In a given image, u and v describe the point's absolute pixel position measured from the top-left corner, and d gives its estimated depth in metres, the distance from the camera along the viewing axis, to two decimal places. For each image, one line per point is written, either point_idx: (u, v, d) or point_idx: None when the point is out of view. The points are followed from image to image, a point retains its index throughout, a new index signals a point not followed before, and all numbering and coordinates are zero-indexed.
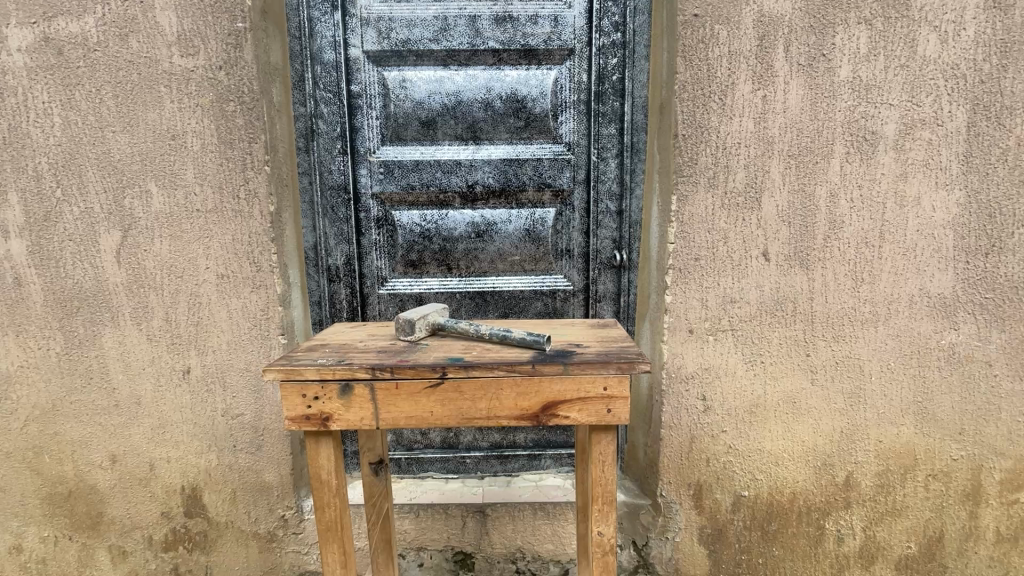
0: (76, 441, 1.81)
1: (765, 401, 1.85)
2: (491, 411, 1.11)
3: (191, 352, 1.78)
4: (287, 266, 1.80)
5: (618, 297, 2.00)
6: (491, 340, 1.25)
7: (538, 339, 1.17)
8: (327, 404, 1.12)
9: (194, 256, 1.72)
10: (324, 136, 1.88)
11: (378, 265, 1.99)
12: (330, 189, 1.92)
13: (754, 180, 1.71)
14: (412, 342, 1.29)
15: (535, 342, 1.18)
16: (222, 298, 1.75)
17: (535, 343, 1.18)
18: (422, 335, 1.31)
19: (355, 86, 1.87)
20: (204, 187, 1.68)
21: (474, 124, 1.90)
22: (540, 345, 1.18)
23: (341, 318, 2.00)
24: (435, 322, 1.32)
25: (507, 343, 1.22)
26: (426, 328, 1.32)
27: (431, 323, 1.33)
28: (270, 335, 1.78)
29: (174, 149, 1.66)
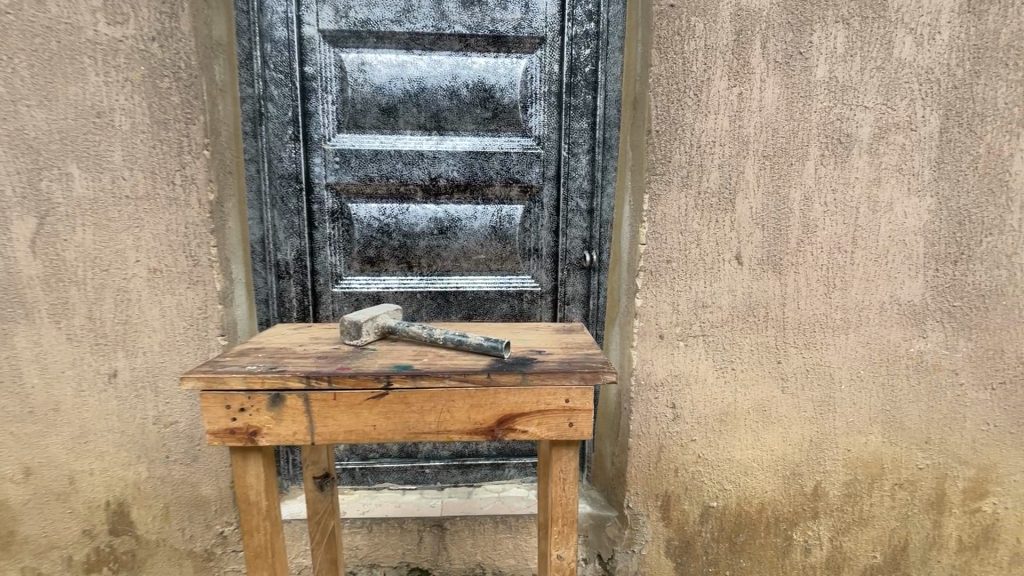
0: None
1: (736, 409, 1.78)
2: (442, 425, 1.00)
3: (117, 354, 1.61)
4: (229, 261, 1.65)
5: (587, 299, 1.91)
6: (446, 345, 1.14)
7: (496, 345, 1.07)
8: (255, 416, 0.99)
9: (122, 247, 1.55)
10: (274, 120, 1.73)
11: (332, 261, 1.85)
12: (279, 178, 1.76)
13: (728, 180, 1.64)
14: (359, 346, 1.17)
15: (493, 348, 1.07)
16: (154, 294, 1.59)
17: (493, 350, 1.08)
18: (371, 338, 1.19)
19: (310, 68, 1.73)
20: (134, 171, 1.52)
21: (438, 113, 1.78)
22: (498, 352, 1.07)
23: (291, 317, 1.85)
24: (386, 324, 1.21)
25: (462, 348, 1.11)
26: (376, 331, 1.20)
27: (380, 326, 1.21)
28: (209, 336, 1.63)
29: (99, 127, 1.49)
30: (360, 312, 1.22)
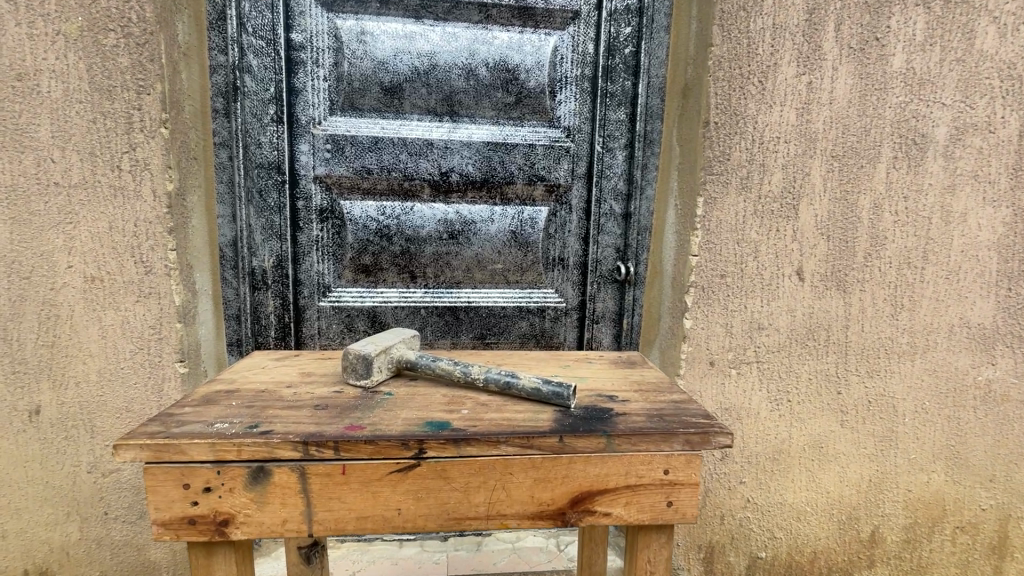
0: None
1: (789, 447, 1.55)
2: (494, 507, 0.72)
3: (43, 385, 1.26)
4: (191, 268, 1.31)
5: (620, 318, 1.67)
6: (487, 389, 0.86)
7: (560, 390, 0.80)
8: (226, 500, 0.68)
9: (50, 249, 1.20)
10: (252, 97, 1.40)
11: (320, 270, 1.54)
12: (256, 167, 1.44)
13: (792, 183, 1.42)
14: (368, 387, 0.88)
15: (554, 394, 0.80)
16: (92, 310, 1.24)
17: (555, 397, 0.80)
18: (385, 375, 0.91)
19: (297, 35, 1.42)
20: (67, 152, 1.17)
21: (451, 95, 1.50)
22: (562, 401, 0.80)
23: (268, 337, 1.53)
24: (404, 357, 0.92)
25: (510, 394, 0.84)
26: (390, 365, 0.92)
27: (395, 360, 0.92)
28: (162, 363, 1.29)
29: (19, 93, 1.14)
30: (368, 340, 0.93)
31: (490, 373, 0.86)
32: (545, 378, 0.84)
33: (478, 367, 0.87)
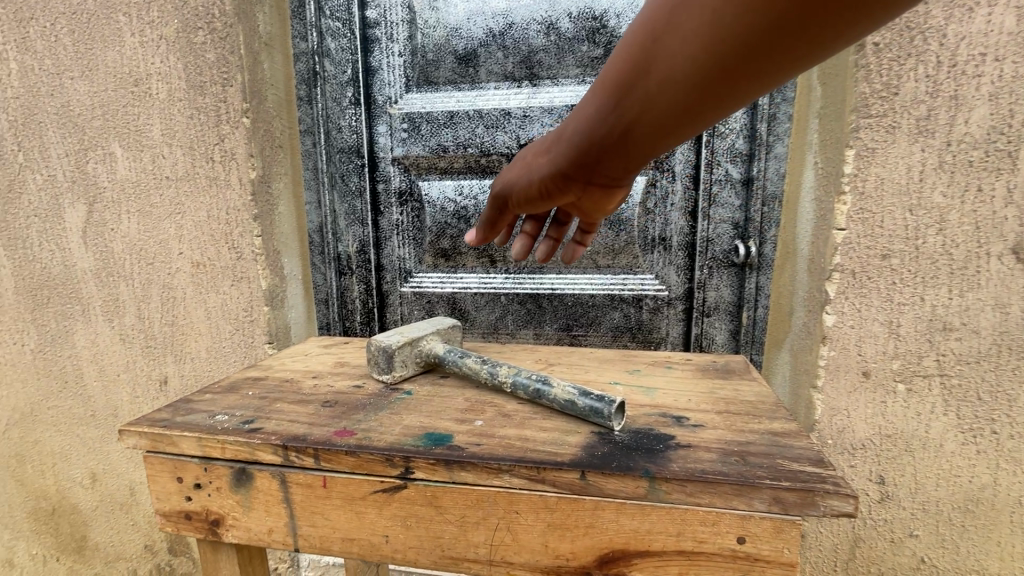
0: (56, 453, 1.54)
1: (994, 497, 1.05)
2: (498, 551, 0.56)
3: (167, 359, 1.41)
4: (278, 253, 1.36)
5: (740, 310, 1.34)
6: (517, 396, 0.70)
7: (598, 406, 0.61)
8: (216, 499, 0.64)
9: (165, 238, 1.33)
10: (332, 81, 1.42)
11: (400, 254, 1.50)
12: (339, 151, 1.45)
13: (1005, 120, 0.94)
14: (390, 383, 0.78)
15: (592, 411, 0.61)
16: (199, 293, 1.35)
17: (593, 414, 0.61)
18: (411, 370, 0.80)
19: (371, 12, 1.39)
20: (173, 148, 1.28)
21: (530, 56, 1.34)
22: (602, 420, 0.61)
23: (355, 322, 1.55)
24: (433, 352, 0.81)
25: (542, 405, 0.67)
26: (419, 360, 0.81)
27: (424, 356, 0.81)
28: (255, 344, 1.35)
29: (137, 97, 1.27)
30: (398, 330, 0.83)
31: (519, 378, 0.70)
32: (585, 389, 0.65)
33: (508, 370, 0.72)
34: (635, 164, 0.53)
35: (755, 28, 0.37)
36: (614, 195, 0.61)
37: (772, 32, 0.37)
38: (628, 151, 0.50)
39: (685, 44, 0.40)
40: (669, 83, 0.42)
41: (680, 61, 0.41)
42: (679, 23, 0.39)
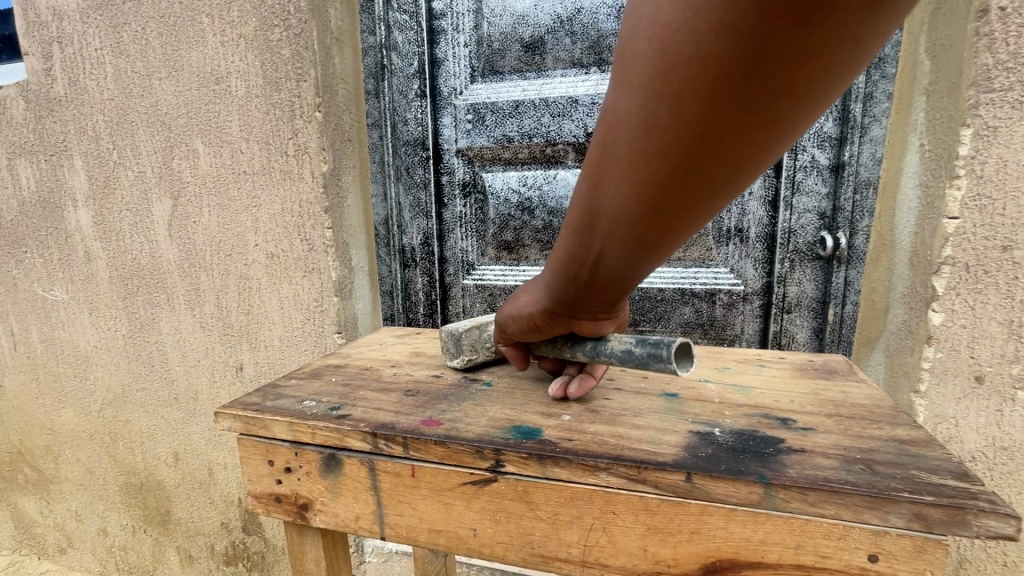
0: (144, 432, 1.65)
1: None
2: (592, 552, 0.53)
3: (243, 347, 1.48)
4: (348, 246, 1.38)
5: (825, 306, 1.25)
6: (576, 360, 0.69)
7: (656, 345, 0.58)
8: (305, 484, 0.64)
9: (243, 230, 1.39)
10: (399, 74, 1.43)
11: (463, 247, 1.50)
12: (404, 144, 1.47)
13: None
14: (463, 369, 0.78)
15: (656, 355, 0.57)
16: (273, 283, 1.40)
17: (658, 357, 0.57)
18: (484, 356, 0.79)
19: (438, 3, 1.38)
20: (250, 143, 1.33)
21: (599, 41, 1.29)
22: (660, 361, 0.57)
23: (418, 314, 1.57)
24: None
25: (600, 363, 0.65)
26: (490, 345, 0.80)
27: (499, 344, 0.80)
28: (325, 333, 1.39)
29: (218, 95, 1.32)
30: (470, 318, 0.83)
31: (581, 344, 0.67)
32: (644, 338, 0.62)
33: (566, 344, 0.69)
34: (624, 281, 0.55)
35: (680, 166, 0.39)
36: (616, 309, 0.62)
37: (702, 164, 0.39)
38: (610, 270, 0.53)
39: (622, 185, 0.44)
40: (625, 213, 0.45)
41: (627, 197, 0.44)
42: (617, 167, 0.43)
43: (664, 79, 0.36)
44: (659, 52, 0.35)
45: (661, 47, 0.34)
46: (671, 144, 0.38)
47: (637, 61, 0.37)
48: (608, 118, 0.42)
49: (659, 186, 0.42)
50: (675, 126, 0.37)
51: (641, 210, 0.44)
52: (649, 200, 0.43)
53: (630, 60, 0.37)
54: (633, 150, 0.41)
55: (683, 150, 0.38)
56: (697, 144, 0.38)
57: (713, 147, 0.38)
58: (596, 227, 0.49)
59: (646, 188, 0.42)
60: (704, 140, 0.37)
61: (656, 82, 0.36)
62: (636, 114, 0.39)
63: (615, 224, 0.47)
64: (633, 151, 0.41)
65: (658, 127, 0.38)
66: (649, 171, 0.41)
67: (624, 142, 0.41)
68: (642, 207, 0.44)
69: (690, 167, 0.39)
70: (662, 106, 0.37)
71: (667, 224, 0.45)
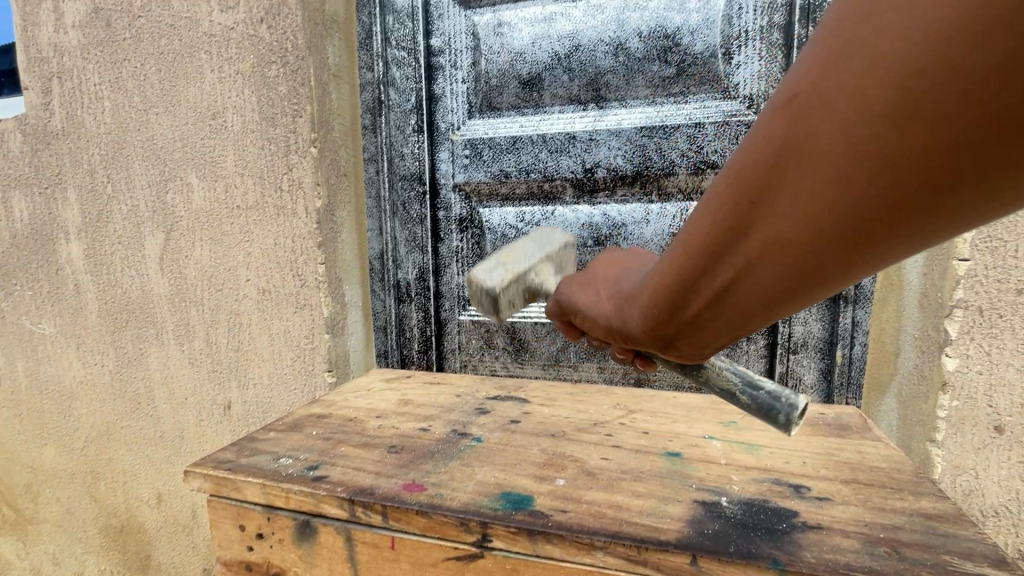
0: (127, 471, 1.58)
1: None
2: None
3: (231, 384, 1.43)
4: (340, 281, 1.36)
5: (831, 347, 1.19)
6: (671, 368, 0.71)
7: (780, 411, 0.65)
8: (278, 552, 0.60)
9: (235, 265, 1.36)
10: (396, 109, 1.42)
11: (459, 282, 1.47)
12: (400, 179, 1.45)
13: None
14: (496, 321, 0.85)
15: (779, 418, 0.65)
16: (263, 319, 1.36)
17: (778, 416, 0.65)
18: (517, 302, 0.84)
19: (436, 40, 1.39)
20: (245, 178, 1.31)
21: (597, 77, 1.29)
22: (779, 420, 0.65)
23: (412, 350, 1.52)
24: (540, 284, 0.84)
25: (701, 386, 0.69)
26: (518, 295, 0.84)
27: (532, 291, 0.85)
28: (315, 371, 1.35)
29: (214, 130, 1.32)
30: (494, 263, 0.84)
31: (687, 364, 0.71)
32: (751, 377, 0.68)
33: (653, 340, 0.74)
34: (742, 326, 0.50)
35: (879, 190, 0.35)
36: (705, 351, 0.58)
37: (908, 191, 0.34)
38: (733, 306, 0.48)
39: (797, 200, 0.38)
40: (785, 244, 0.41)
41: (798, 223, 0.39)
42: (792, 185, 0.38)
43: (904, 90, 0.31)
44: (903, 62, 0.31)
45: (911, 57, 0.30)
46: (883, 164, 0.34)
47: (861, 69, 0.33)
48: (790, 129, 0.37)
49: (843, 219, 0.37)
50: (898, 151, 0.33)
51: (807, 241, 0.39)
52: (822, 232, 0.38)
53: (871, 57, 0.32)
54: (822, 168, 0.36)
55: (894, 178, 0.34)
56: (915, 177, 0.33)
57: (935, 184, 0.33)
58: (737, 251, 0.44)
59: (827, 218, 0.38)
60: (933, 171, 0.33)
61: (887, 92, 0.32)
62: (845, 125, 0.34)
63: (765, 252, 0.42)
64: (825, 168, 0.36)
65: (872, 147, 0.34)
66: (837, 199, 0.36)
67: (813, 157, 0.36)
68: (812, 238, 0.39)
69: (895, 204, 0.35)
70: (884, 125, 0.33)
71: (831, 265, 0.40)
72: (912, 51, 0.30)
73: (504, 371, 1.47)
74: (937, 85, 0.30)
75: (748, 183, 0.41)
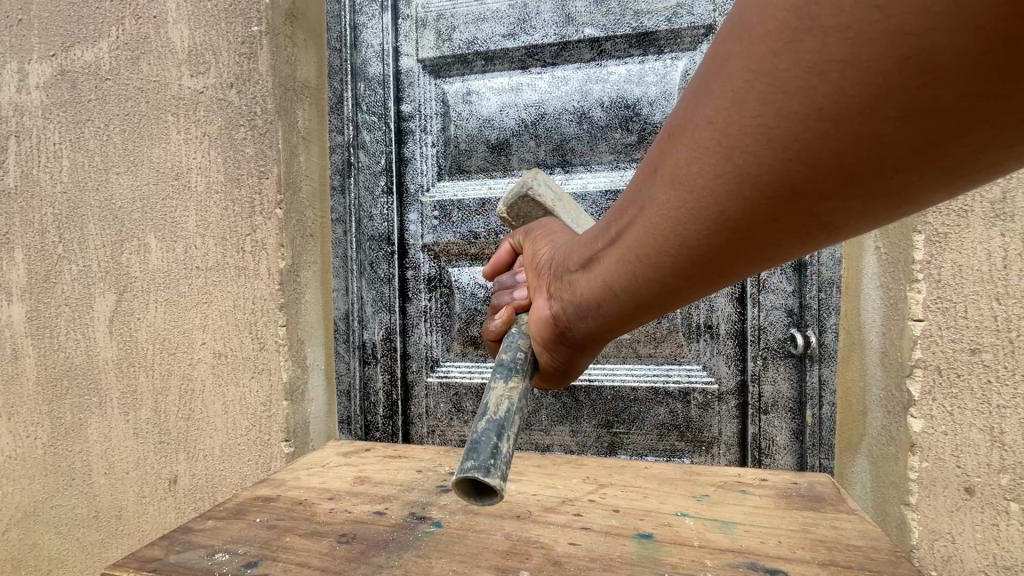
0: (53, 557, 1.43)
1: None
2: None
3: (178, 457, 1.33)
4: (302, 343, 1.31)
5: (802, 407, 1.22)
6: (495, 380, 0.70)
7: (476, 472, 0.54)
8: None
9: (190, 327, 1.30)
10: (366, 171, 1.45)
11: (427, 342, 1.44)
12: (369, 239, 1.45)
13: None
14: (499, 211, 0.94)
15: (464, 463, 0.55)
16: (218, 385, 1.29)
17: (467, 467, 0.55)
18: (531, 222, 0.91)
19: (406, 106, 1.43)
20: (206, 239, 1.28)
21: (563, 143, 1.33)
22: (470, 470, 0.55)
23: (377, 415, 1.46)
24: None
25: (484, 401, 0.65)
26: (534, 220, 0.93)
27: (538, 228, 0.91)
28: (272, 442, 1.26)
29: (176, 190, 1.29)
30: (557, 192, 0.92)
31: (502, 368, 0.72)
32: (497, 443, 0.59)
33: (524, 324, 0.82)
34: (640, 295, 0.55)
35: (736, 154, 0.39)
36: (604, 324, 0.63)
37: (759, 161, 0.38)
38: (627, 271, 0.54)
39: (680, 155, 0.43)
40: (664, 199, 0.46)
41: (674, 188, 0.44)
42: (676, 146, 0.43)
43: (767, 69, 0.35)
44: (772, 33, 0.34)
45: (779, 27, 0.34)
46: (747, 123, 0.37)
47: (742, 37, 0.36)
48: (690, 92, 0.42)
49: (710, 188, 0.42)
50: (752, 124, 0.37)
51: (681, 212, 0.44)
52: (691, 202, 0.43)
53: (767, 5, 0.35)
54: (699, 137, 0.41)
55: (753, 155, 0.38)
56: (764, 159, 0.38)
57: (784, 171, 0.37)
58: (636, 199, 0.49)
59: (696, 186, 0.43)
60: (779, 160, 0.37)
61: (755, 64, 0.36)
62: (720, 96, 0.39)
63: (650, 215, 0.48)
64: (700, 139, 0.41)
65: (734, 115, 0.38)
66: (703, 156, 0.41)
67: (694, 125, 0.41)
68: (681, 207, 0.44)
69: (750, 181, 0.39)
70: (745, 95, 0.37)
71: (696, 238, 0.45)
72: (778, 21, 0.34)
73: None
74: (786, 64, 0.34)
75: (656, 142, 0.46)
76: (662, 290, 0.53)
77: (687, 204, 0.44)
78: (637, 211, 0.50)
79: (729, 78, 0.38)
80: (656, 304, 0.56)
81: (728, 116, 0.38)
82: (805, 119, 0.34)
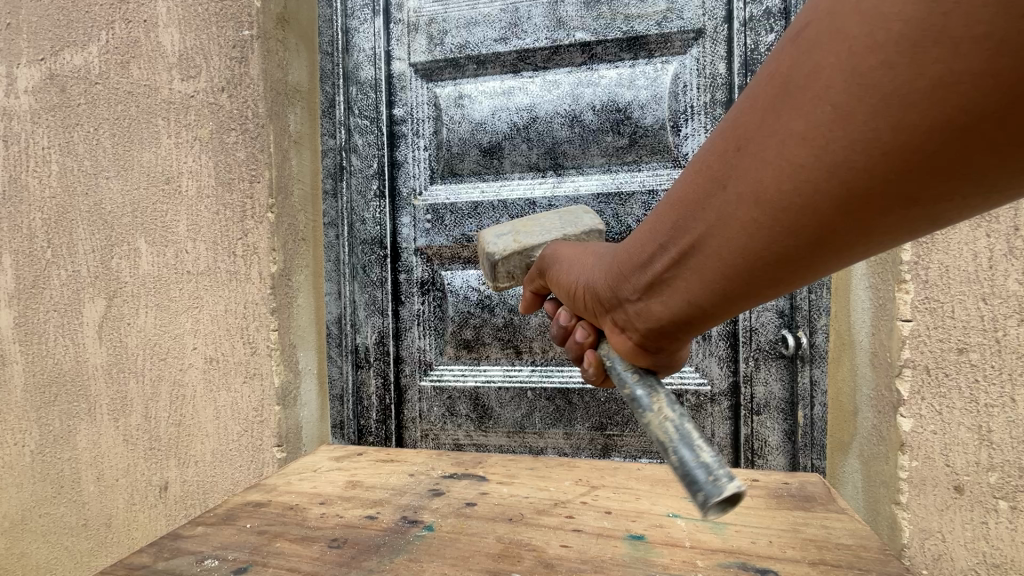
0: (41, 566, 1.41)
1: None
2: None
3: (169, 463, 1.32)
4: (294, 348, 1.30)
5: (793, 408, 1.22)
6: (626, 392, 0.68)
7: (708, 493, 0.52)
8: None
9: (180, 332, 1.29)
10: (358, 175, 1.45)
11: (421, 345, 1.44)
12: (361, 243, 1.45)
13: None
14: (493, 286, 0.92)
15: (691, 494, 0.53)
16: (209, 391, 1.28)
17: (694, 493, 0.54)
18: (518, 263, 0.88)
19: (398, 110, 1.44)
20: (197, 243, 1.27)
21: (555, 146, 1.34)
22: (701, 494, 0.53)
23: (370, 420, 1.47)
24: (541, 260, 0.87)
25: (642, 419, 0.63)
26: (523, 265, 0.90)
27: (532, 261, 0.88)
28: (263, 447, 1.26)
29: (167, 195, 1.28)
30: (508, 231, 0.91)
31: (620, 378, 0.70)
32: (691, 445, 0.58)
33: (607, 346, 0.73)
34: (705, 311, 0.52)
35: (834, 170, 0.35)
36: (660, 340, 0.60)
37: (860, 177, 0.34)
38: (693, 290, 0.50)
39: (762, 171, 0.39)
40: (738, 218, 0.42)
41: (753, 207, 0.40)
42: (755, 161, 0.39)
43: (874, 81, 0.31)
44: (879, 44, 0.30)
45: (890, 38, 0.30)
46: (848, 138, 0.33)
47: (839, 46, 0.32)
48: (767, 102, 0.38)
49: (800, 206, 0.38)
50: (859, 139, 0.33)
51: (763, 231, 0.41)
52: (776, 221, 0.40)
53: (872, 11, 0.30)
54: (785, 152, 0.37)
55: (850, 172, 0.34)
56: (868, 175, 0.34)
57: (890, 185, 0.34)
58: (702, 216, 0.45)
59: (782, 204, 0.39)
60: (885, 176, 0.34)
61: (859, 75, 0.32)
62: (811, 109, 0.35)
63: (723, 234, 0.44)
64: (787, 155, 0.37)
65: (831, 130, 0.34)
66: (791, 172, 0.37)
67: (778, 139, 0.37)
68: (764, 227, 0.40)
69: (849, 197, 0.36)
70: (848, 110, 0.33)
71: (781, 256, 0.42)
72: (890, 31, 0.30)
73: (467, 439, 1.41)
74: (904, 75, 0.30)
75: (723, 156, 0.42)
76: (735, 305, 0.50)
77: (773, 223, 0.40)
78: (702, 231, 0.45)
79: (826, 89, 0.33)
80: (720, 318, 0.53)
81: (824, 129, 0.34)
82: (928, 132, 0.31)
